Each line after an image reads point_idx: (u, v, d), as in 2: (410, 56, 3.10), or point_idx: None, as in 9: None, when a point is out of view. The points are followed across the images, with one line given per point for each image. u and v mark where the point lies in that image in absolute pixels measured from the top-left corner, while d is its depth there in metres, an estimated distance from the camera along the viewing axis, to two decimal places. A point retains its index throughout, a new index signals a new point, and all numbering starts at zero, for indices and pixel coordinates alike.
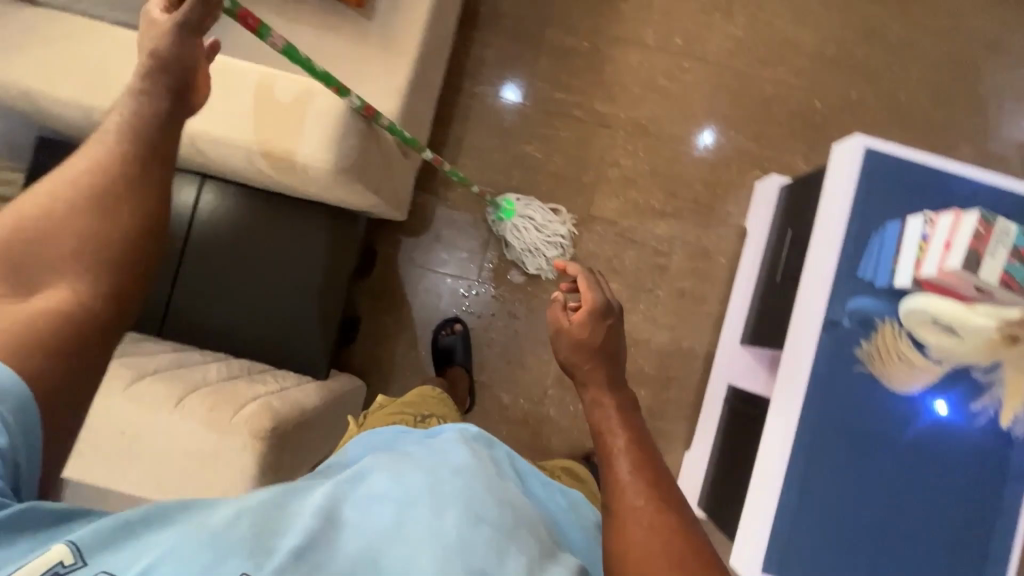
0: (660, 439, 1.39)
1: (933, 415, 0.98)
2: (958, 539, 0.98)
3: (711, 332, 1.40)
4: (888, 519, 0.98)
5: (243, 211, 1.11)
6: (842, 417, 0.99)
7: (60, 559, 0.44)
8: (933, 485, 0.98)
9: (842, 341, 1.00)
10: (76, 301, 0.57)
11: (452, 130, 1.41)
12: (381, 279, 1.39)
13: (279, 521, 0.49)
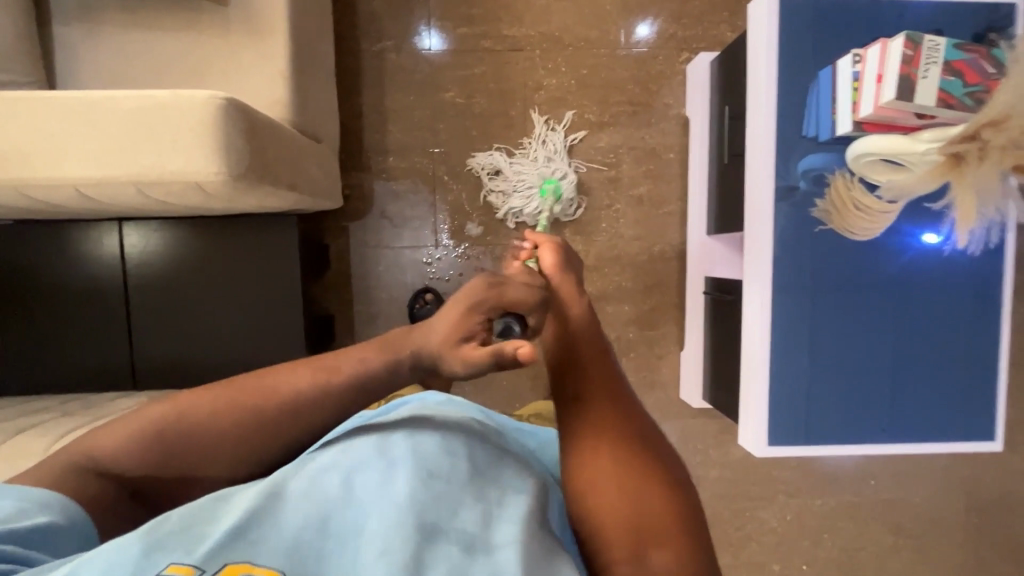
0: (654, 346, 1.41)
1: (924, 248, 0.98)
2: (956, 363, 1.01)
3: (678, 230, 1.39)
4: (887, 360, 1.01)
5: (185, 242, 1.02)
6: (830, 274, 0.99)
7: None
8: (926, 319, 1.00)
9: (797, 204, 0.98)
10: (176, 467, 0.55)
11: (365, 99, 1.34)
12: (341, 270, 1.36)
13: (218, 514, 0.47)
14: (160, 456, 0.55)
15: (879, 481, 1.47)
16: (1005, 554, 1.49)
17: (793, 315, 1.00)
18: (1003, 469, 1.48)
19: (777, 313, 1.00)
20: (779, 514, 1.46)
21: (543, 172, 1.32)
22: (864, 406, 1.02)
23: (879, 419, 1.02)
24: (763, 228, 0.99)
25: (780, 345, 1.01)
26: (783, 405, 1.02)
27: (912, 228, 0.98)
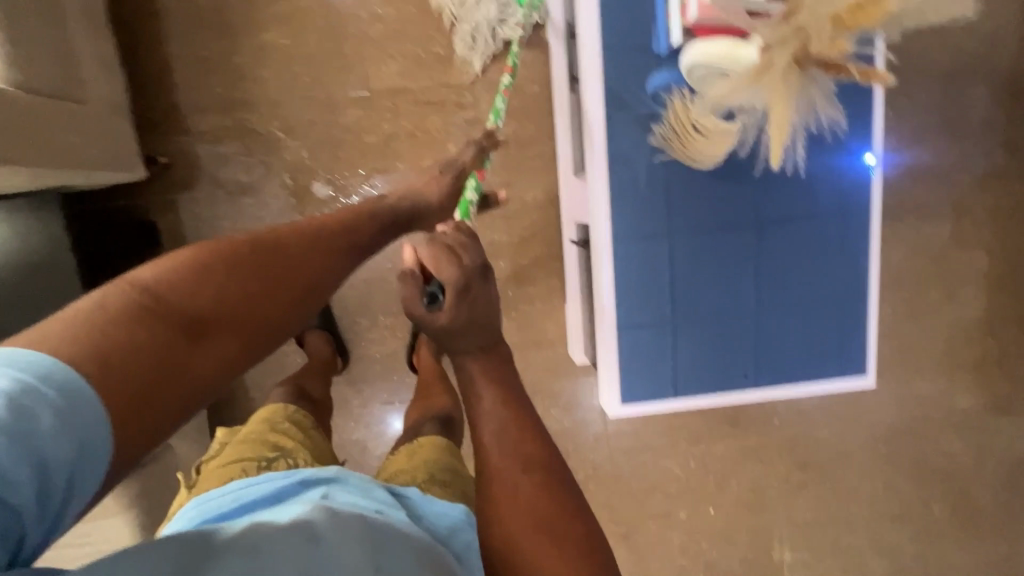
0: (537, 302, 1.30)
1: (845, 176, 0.88)
2: (850, 313, 0.93)
3: (552, 173, 1.25)
4: (796, 301, 0.92)
5: None
6: (757, 206, 0.89)
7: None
8: (822, 252, 0.91)
9: (636, 133, 0.86)
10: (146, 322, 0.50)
11: (172, 48, 1.15)
12: (175, 249, 1.21)
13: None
14: (162, 315, 0.51)
15: (782, 418, 1.43)
16: (909, 479, 1.48)
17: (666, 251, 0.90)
18: (908, 394, 1.44)
19: (700, 249, 0.90)
20: (682, 462, 1.42)
21: None
22: (732, 345, 0.94)
23: (750, 360, 0.94)
24: (602, 163, 0.87)
25: (643, 286, 0.91)
26: (634, 350, 0.93)
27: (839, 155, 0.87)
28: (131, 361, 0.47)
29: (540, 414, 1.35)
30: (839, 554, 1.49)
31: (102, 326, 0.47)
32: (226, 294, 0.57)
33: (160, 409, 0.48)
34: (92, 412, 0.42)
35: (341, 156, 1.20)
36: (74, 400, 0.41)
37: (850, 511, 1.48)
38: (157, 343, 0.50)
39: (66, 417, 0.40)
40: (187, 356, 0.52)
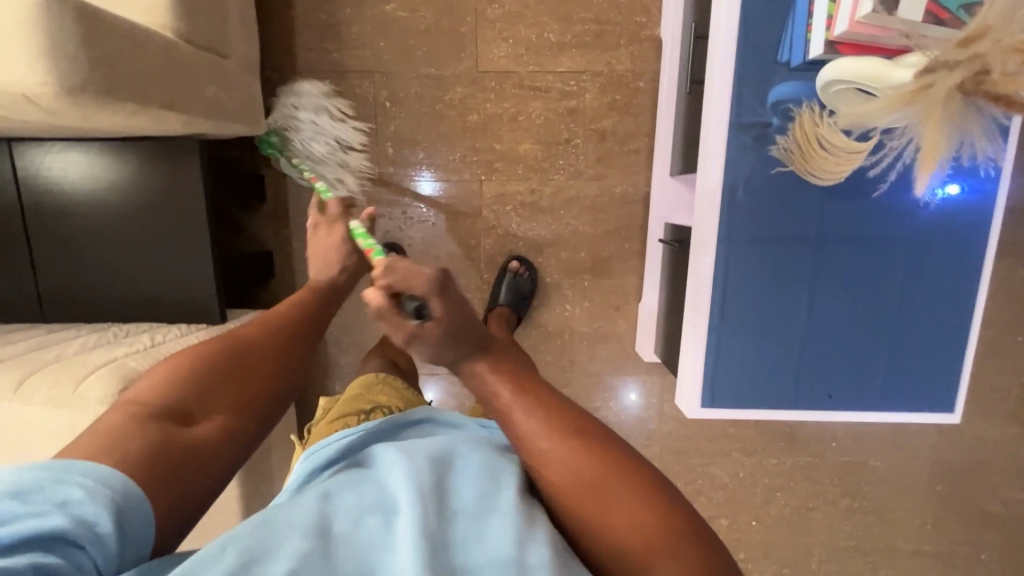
0: (612, 296, 1.32)
1: (942, 199, 0.85)
2: (934, 334, 0.91)
3: (645, 170, 1.26)
4: (877, 320, 0.91)
5: (100, 170, 0.95)
6: (842, 226, 0.87)
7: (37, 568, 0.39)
8: (910, 273, 0.89)
9: (756, 142, 0.86)
10: (154, 430, 0.50)
11: (298, 11, 1.19)
12: (276, 204, 1.27)
13: (266, 542, 0.44)
14: (163, 421, 0.52)
15: (840, 442, 1.42)
16: (962, 522, 1.46)
17: (747, 270, 0.90)
18: (974, 436, 1.41)
19: (780, 266, 0.90)
20: (732, 471, 1.42)
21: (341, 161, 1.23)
22: (807, 362, 0.94)
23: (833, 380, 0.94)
24: (715, 168, 0.88)
25: (718, 309, 0.92)
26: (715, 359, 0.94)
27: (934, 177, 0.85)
28: (143, 460, 0.48)
29: (599, 405, 1.37)
30: None
31: (108, 438, 0.49)
32: (210, 381, 0.56)
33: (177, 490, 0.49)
34: (118, 477, 0.46)
35: (441, 132, 1.24)
36: (97, 473, 0.45)
37: (895, 544, 1.47)
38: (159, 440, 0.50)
39: (96, 486, 0.44)
40: (198, 435, 0.53)
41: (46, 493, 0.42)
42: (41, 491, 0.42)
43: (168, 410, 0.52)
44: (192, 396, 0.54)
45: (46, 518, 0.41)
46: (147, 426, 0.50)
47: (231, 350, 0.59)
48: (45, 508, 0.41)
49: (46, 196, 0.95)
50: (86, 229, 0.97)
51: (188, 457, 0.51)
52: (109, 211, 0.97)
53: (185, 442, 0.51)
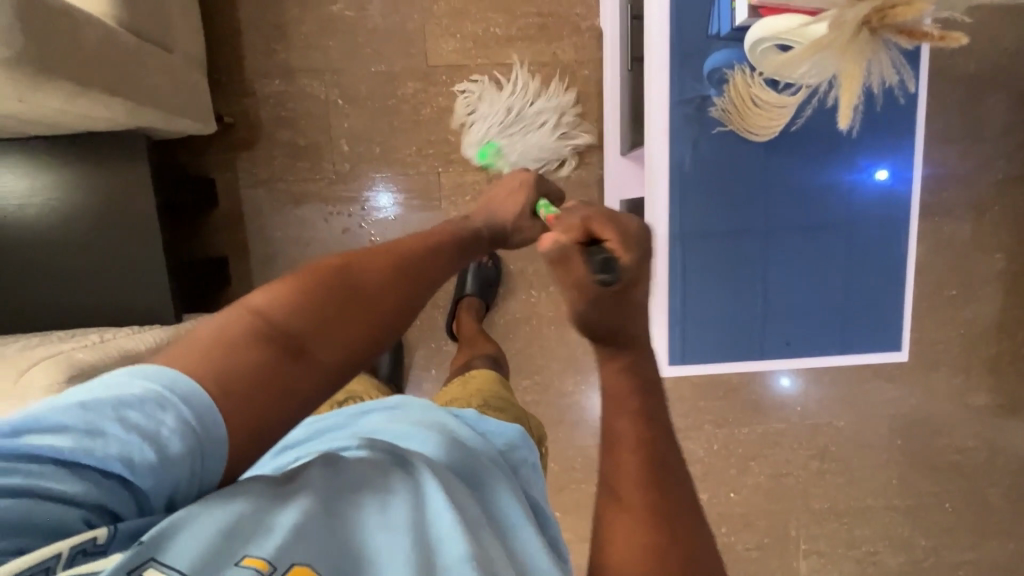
0: None
1: (873, 185, 0.95)
2: (871, 306, 0.98)
3: (597, 154, 1.30)
4: (818, 292, 0.97)
5: (35, 171, 0.92)
6: (789, 204, 0.95)
7: (93, 537, 0.36)
8: (852, 251, 0.96)
9: (697, 115, 0.92)
10: (263, 350, 0.46)
11: (243, 14, 1.20)
12: (230, 208, 1.25)
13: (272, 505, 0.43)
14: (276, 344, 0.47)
15: (804, 407, 1.47)
16: (924, 474, 1.53)
17: (705, 243, 0.96)
18: (925, 389, 1.49)
19: (736, 236, 0.95)
20: (706, 445, 1.45)
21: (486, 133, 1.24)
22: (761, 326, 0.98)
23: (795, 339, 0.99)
24: (661, 143, 0.92)
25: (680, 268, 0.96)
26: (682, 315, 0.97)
27: (865, 162, 0.94)
28: (240, 383, 0.44)
29: (571, 389, 1.39)
30: (853, 544, 1.53)
31: (225, 350, 0.45)
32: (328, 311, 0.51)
33: (261, 421, 0.45)
34: (209, 415, 0.41)
35: (396, 126, 1.25)
36: (190, 402, 0.41)
37: (866, 502, 1.52)
38: (270, 365, 0.46)
39: (189, 422, 0.40)
40: (301, 375, 0.47)
41: (141, 415, 0.39)
42: (140, 407, 0.39)
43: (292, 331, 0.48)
44: (313, 327, 0.49)
45: (134, 442, 0.38)
46: (258, 346, 0.46)
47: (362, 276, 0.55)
48: (136, 434, 0.38)
49: None
50: (24, 231, 0.93)
51: (290, 391, 0.47)
52: (48, 212, 0.93)
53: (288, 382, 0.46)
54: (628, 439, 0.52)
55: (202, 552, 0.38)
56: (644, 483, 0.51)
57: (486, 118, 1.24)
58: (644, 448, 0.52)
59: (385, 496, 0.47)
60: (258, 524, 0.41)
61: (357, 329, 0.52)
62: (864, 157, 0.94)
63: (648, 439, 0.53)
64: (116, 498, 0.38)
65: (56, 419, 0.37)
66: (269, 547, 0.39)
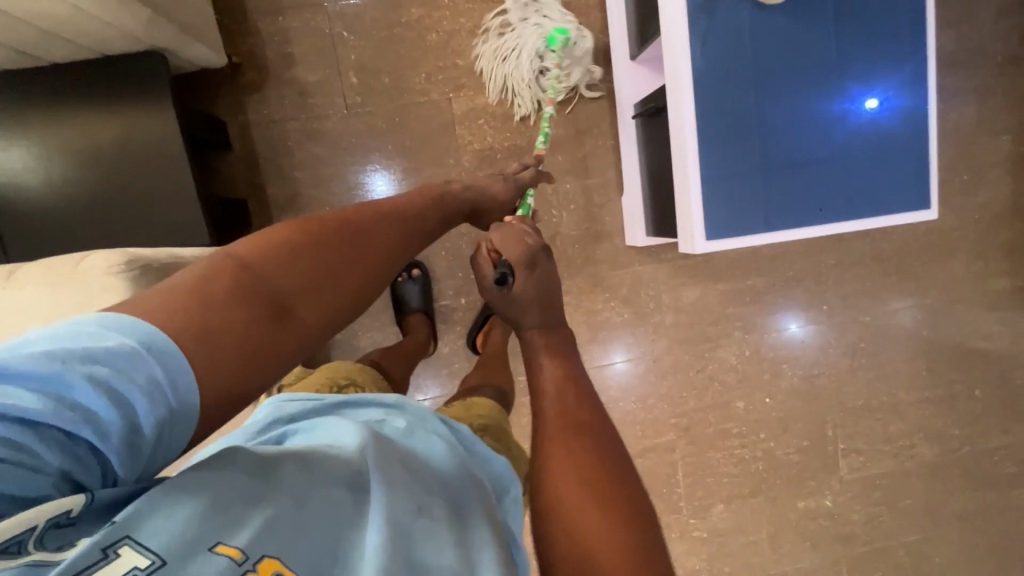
0: (595, 195, 1.35)
1: (863, 113, 1.00)
2: (877, 211, 1.02)
3: (605, 67, 1.31)
4: (821, 204, 1.01)
5: (55, 103, 0.92)
6: (782, 136, 0.99)
7: (69, 508, 0.34)
8: (857, 166, 1.01)
9: (716, 5, 0.96)
10: (240, 302, 0.44)
11: None
12: (245, 151, 1.24)
13: (246, 491, 0.41)
14: (249, 301, 0.44)
15: (831, 304, 1.48)
16: (952, 362, 1.55)
17: (709, 168, 0.99)
18: (946, 278, 1.52)
19: (739, 163, 0.99)
20: (738, 351, 1.46)
21: (537, 39, 1.20)
22: (778, 218, 1.01)
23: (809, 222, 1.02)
24: (683, 35, 0.96)
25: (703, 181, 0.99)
26: (717, 200, 1.00)
27: (854, 91, 0.99)
28: (229, 337, 0.42)
29: (600, 307, 1.40)
30: (890, 439, 1.56)
31: (200, 299, 0.42)
32: (317, 269, 0.50)
33: (244, 379, 0.43)
34: (182, 372, 0.38)
35: (403, 55, 1.25)
36: (162, 360, 0.37)
37: (898, 397, 1.55)
38: (254, 326, 0.44)
39: (159, 384, 0.37)
40: (287, 334, 0.46)
41: (107, 371, 0.35)
42: (96, 365, 0.34)
43: (276, 288, 0.47)
44: (275, 287, 0.47)
45: (101, 410, 0.34)
46: (232, 305, 0.43)
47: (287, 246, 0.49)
48: (103, 390, 0.34)
49: (3, 137, 0.92)
50: (50, 165, 0.93)
51: (265, 354, 0.45)
52: (73, 143, 0.93)
53: (251, 353, 0.43)
54: (550, 382, 0.60)
55: (179, 532, 0.36)
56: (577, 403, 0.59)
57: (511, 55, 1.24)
58: (570, 378, 0.61)
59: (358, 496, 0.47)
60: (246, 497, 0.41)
61: (341, 279, 0.51)
62: (852, 85, 0.99)
63: (568, 375, 0.61)
64: (85, 467, 0.34)
65: (25, 370, 0.33)
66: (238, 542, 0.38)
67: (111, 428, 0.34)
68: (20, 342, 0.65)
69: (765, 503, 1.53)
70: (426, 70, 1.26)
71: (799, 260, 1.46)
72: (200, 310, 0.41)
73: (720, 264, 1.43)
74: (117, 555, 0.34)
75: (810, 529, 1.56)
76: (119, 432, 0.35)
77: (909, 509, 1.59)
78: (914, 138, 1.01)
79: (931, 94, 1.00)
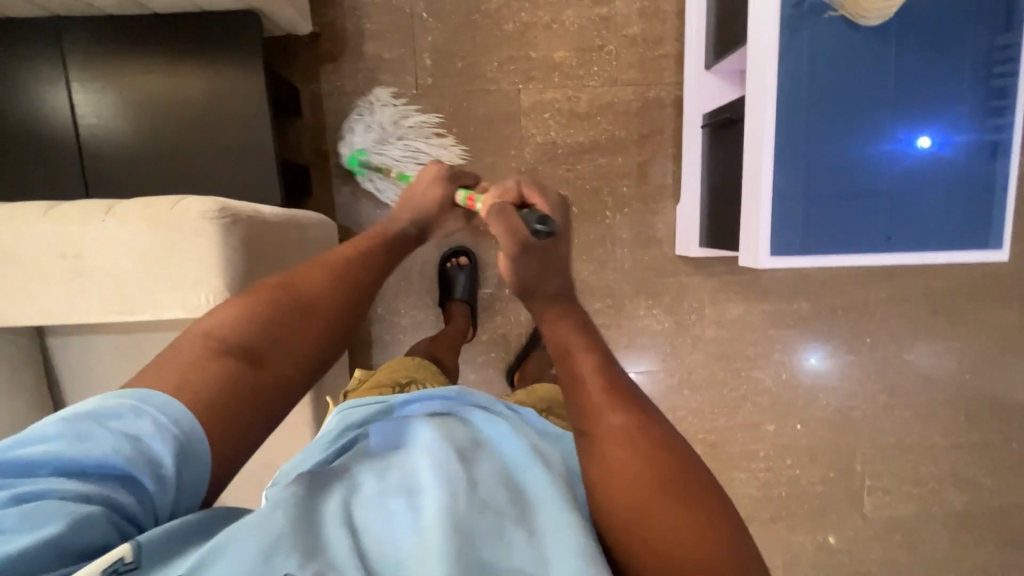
0: (650, 201, 1.35)
1: (918, 152, 0.98)
2: (952, 237, 1.01)
3: (676, 75, 1.31)
4: (889, 233, 1.00)
5: (150, 52, 0.95)
6: (840, 172, 0.98)
7: (122, 555, 0.43)
8: (923, 199, 1.00)
9: (799, 28, 0.95)
10: (216, 364, 0.56)
11: None
12: (315, 119, 1.27)
13: (309, 522, 0.50)
14: (228, 364, 0.57)
15: (875, 338, 1.46)
16: (993, 411, 1.51)
17: (780, 198, 0.98)
18: (997, 324, 1.48)
19: (804, 193, 0.98)
20: (775, 374, 1.45)
21: (376, 146, 1.24)
22: (853, 247, 1.00)
23: (878, 251, 1.00)
24: (763, 68, 0.96)
25: (774, 212, 0.98)
26: (792, 238, 1.00)
27: (907, 131, 0.97)
28: (210, 391, 0.55)
29: (642, 313, 1.39)
30: (920, 481, 1.53)
31: (188, 373, 0.55)
32: (284, 325, 0.62)
33: (226, 413, 0.55)
34: (185, 416, 0.52)
35: (479, 41, 1.26)
36: (166, 411, 0.51)
37: (933, 439, 1.52)
38: (230, 378, 0.56)
39: (166, 425, 0.51)
40: (263, 381, 0.59)
41: (123, 424, 0.49)
42: (119, 420, 0.49)
43: (245, 346, 0.59)
44: (247, 343, 0.59)
45: (128, 455, 0.48)
46: (212, 367, 0.56)
47: (249, 310, 0.61)
48: (122, 434, 0.49)
49: (97, 79, 0.94)
50: (138, 112, 0.96)
51: (248, 394, 0.57)
52: (162, 92, 0.96)
53: (232, 401, 0.56)
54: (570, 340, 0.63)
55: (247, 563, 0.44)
56: (608, 401, 0.59)
57: (364, 114, 1.23)
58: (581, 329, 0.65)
59: (413, 504, 0.54)
60: (313, 524, 0.50)
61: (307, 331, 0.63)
62: (905, 126, 0.97)
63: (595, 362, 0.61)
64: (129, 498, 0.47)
65: (71, 443, 0.47)
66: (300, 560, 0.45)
67: (139, 466, 0.48)
68: (111, 274, 0.67)
69: (784, 530, 1.51)
70: (498, 59, 1.27)
71: (848, 288, 1.44)
72: (190, 380, 0.55)
73: (768, 284, 1.41)
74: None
75: (827, 562, 1.53)
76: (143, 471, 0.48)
77: (931, 555, 1.56)
78: (981, 169, 0.99)
79: (994, 125, 0.98)
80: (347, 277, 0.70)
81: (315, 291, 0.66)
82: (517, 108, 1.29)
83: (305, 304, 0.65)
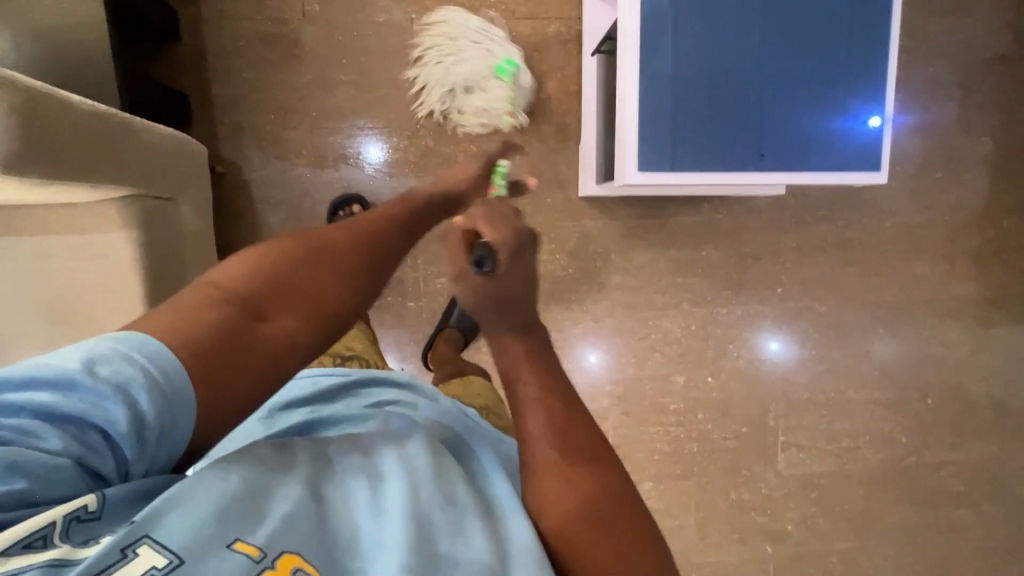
0: (552, 141, 1.30)
1: (864, 129, 0.98)
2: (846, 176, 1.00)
3: (576, 10, 1.27)
4: (793, 171, 0.98)
5: None
6: (760, 109, 0.96)
7: (83, 504, 0.39)
8: (839, 160, 0.99)
9: None
10: (219, 309, 0.49)
11: None
12: (193, 46, 1.21)
13: (257, 496, 0.44)
14: (233, 316, 0.50)
15: (785, 289, 1.43)
16: (906, 367, 1.49)
17: (663, 107, 0.95)
18: (910, 277, 1.46)
19: (684, 104, 0.95)
20: (684, 324, 1.41)
21: (483, 73, 1.21)
22: (738, 163, 0.97)
23: (754, 168, 0.97)
24: None
25: (647, 122, 0.95)
26: (681, 154, 0.96)
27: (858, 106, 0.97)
28: (204, 339, 0.47)
29: (545, 259, 1.35)
30: (834, 437, 1.50)
31: (185, 316, 0.48)
32: (296, 279, 0.54)
33: (216, 369, 0.47)
34: (174, 370, 0.44)
35: None
36: (156, 362, 0.44)
37: (847, 395, 1.49)
38: (230, 328, 0.49)
39: (156, 378, 0.43)
40: (259, 338, 0.50)
41: (112, 370, 0.42)
42: (108, 366, 0.42)
43: (254, 300, 0.52)
44: (254, 295, 0.52)
45: (108, 406, 0.41)
46: (211, 312, 0.49)
47: (266, 261, 0.54)
48: (108, 386, 0.41)
49: None
50: None
51: (251, 352, 0.50)
52: None
53: (231, 360, 0.48)
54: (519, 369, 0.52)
55: (194, 534, 0.39)
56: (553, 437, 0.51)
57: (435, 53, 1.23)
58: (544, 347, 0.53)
59: (377, 488, 0.49)
60: (266, 491, 0.44)
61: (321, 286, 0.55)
62: (858, 101, 0.97)
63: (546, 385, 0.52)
64: (97, 454, 0.41)
65: (47, 376, 0.40)
66: (261, 533, 0.41)
67: (125, 416, 0.41)
68: None
69: (695, 487, 1.47)
70: None
71: (758, 237, 1.40)
72: (178, 321, 0.47)
73: (676, 231, 1.38)
74: (136, 555, 0.37)
75: (740, 521, 1.49)
76: (124, 428, 0.41)
77: (846, 514, 1.52)
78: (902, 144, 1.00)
79: None
80: (383, 240, 0.62)
81: (347, 248, 0.58)
82: (410, 39, 1.24)
83: (327, 263, 0.56)
